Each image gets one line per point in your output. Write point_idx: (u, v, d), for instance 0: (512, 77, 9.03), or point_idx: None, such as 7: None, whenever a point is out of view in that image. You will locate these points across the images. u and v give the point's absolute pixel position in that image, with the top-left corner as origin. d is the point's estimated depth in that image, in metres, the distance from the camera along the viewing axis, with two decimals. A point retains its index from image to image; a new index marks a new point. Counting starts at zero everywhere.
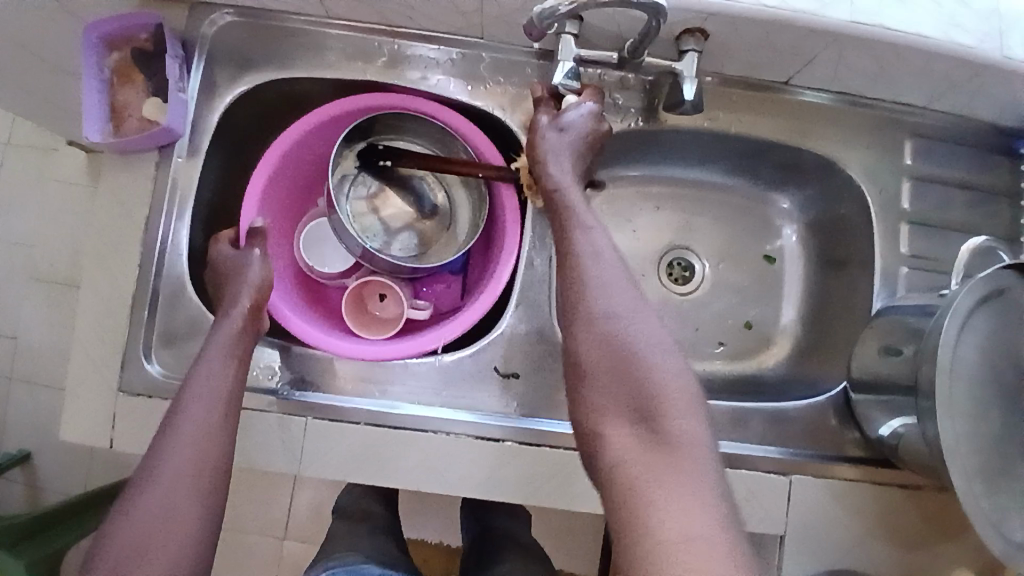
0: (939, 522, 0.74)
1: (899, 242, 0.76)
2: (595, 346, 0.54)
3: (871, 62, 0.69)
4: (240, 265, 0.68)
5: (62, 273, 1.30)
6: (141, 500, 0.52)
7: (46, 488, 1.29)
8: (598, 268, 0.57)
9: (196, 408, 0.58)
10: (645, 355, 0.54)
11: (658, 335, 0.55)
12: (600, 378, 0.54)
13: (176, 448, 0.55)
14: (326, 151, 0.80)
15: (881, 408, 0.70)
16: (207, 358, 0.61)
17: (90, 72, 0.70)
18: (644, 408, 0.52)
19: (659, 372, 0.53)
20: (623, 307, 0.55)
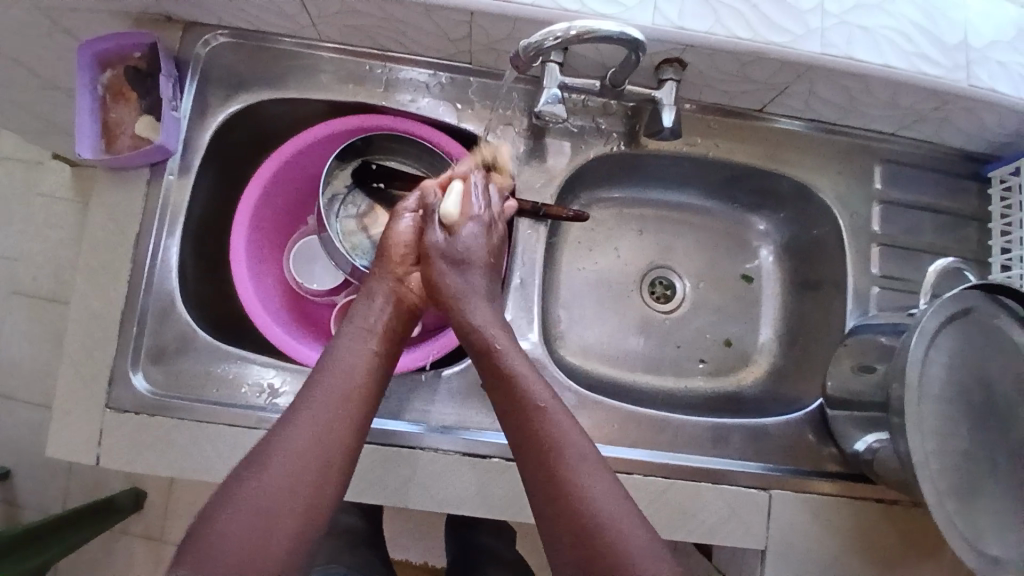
0: (914, 536, 0.76)
1: (871, 263, 0.79)
2: (538, 476, 0.55)
3: (841, 92, 0.72)
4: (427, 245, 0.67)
5: (44, 288, 1.29)
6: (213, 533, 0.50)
7: (23, 505, 1.27)
8: (527, 388, 0.59)
9: (282, 487, 0.51)
10: (606, 523, 0.52)
11: (590, 457, 0.56)
12: (564, 547, 0.53)
13: (276, 458, 0.53)
14: (317, 169, 0.82)
15: (855, 425, 0.72)
16: (342, 359, 0.60)
17: (84, 88, 0.70)
18: (595, 552, 0.51)
19: (601, 505, 0.53)
20: (563, 439, 0.56)
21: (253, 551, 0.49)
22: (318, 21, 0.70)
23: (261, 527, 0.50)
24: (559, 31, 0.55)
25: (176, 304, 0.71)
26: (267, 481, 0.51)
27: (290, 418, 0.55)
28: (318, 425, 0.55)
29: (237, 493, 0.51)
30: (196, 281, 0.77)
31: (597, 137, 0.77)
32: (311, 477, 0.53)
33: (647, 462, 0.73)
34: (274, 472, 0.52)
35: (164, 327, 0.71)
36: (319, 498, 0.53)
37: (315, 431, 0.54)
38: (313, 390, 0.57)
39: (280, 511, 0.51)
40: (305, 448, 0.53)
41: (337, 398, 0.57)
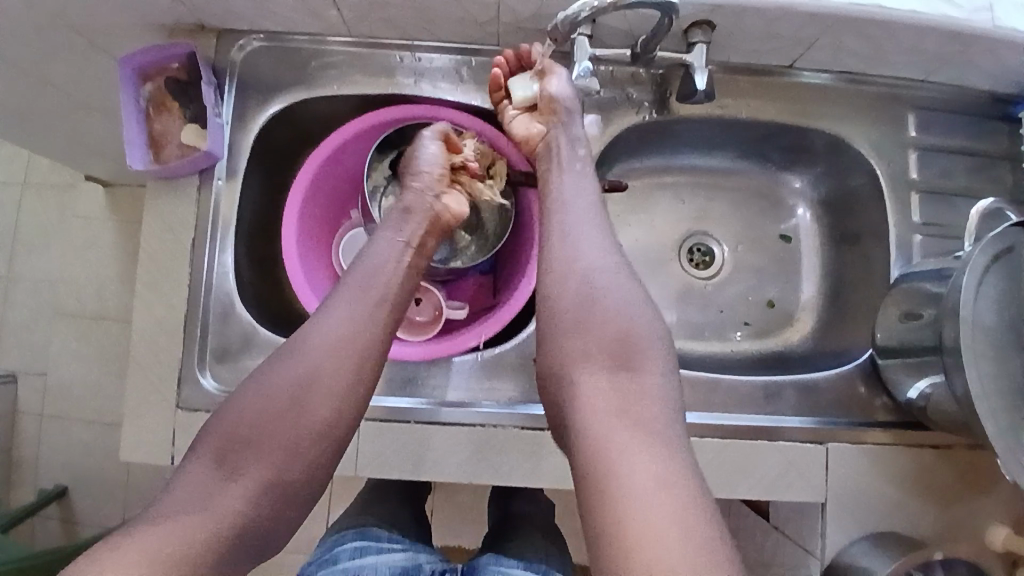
0: (973, 476, 0.76)
1: (911, 211, 0.79)
2: (575, 292, 0.60)
3: (869, 42, 0.72)
4: (417, 151, 0.73)
5: (87, 306, 1.32)
6: (291, 359, 0.57)
7: (84, 519, 1.31)
8: (578, 216, 0.64)
9: (346, 323, 0.58)
10: (623, 311, 0.58)
11: (630, 283, 0.60)
12: (578, 319, 0.59)
13: (345, 301, 0.60)
14: (353, 165, 0.83)
15: (907, 371, 0.72)
16: (397, 225, 0.68)
17: (128, 103, 0.73)
18: (613, 350, 0.57)
19: (629, 314, 0.58)
20: (607, 259, 0.61)
21: (306, 399, 0.56)
22: (348, 17, 0.71)
23: (309, 391, 0.56)
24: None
25: (235, 305, 0.74)
26: (314, 353, 0.57)
27: (337, 300, 0.60)
28: (363, 309, 0.60)
29: (291, 356, 0.57)
30: (253, 281, 0.79)
31: (628, 106, 0.78)
32: (365, 321, 0.59)
33: (702, 424, 0.74)
34: (343, 312, 0.59)
35: (226, 328, 0.74)
36: (363, 374, 0.58)
37: (363, 298, 0.60)
38: (376, 253, 0.64)
39: (330, 379, 0.56)
40: (350, 328, 0.58)
41: (381, 280, 0.62)
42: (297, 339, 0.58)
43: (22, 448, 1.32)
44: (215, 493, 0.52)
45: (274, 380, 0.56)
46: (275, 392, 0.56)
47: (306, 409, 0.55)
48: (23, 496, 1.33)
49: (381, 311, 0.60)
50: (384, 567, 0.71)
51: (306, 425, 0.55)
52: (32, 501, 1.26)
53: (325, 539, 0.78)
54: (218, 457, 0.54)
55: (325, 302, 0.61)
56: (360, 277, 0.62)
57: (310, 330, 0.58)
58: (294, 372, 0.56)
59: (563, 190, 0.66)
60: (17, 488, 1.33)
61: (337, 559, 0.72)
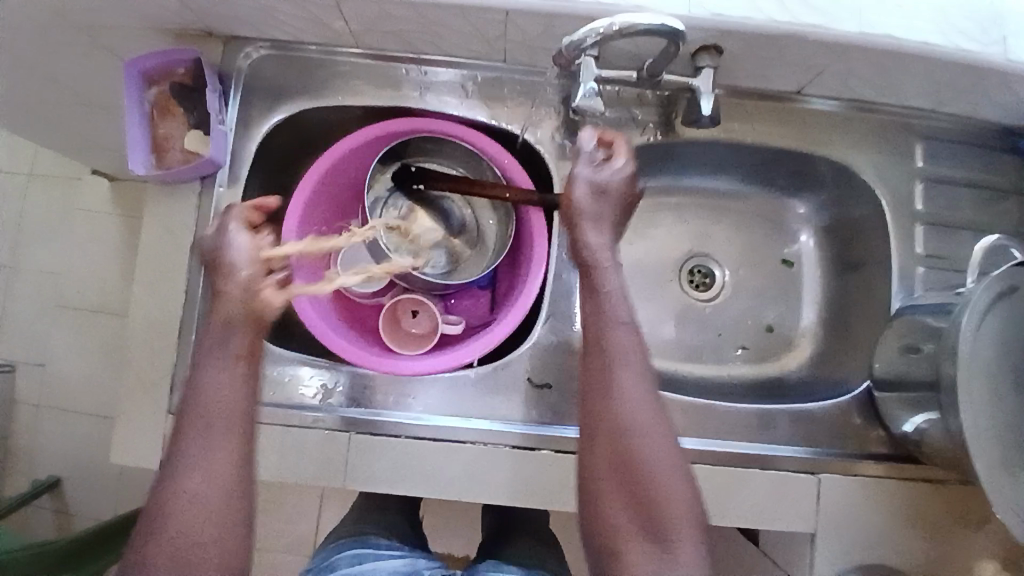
0: (964, 512, 0.76)
1: (914, 242, 0.78)
2: (614, 457, 0.54)
3: (879, 71, 0.71)
4: (224, 245, 0.55)
5: (89, 299, 1.33)
6: (162, 510, 0.50)
7: (76, 511, 1.31)
8: (624, 367, 0.56)
9: (206, 463, 0.51)
10: (661, 479, 0.54)
11: (668, 446, 0.55)
12: (613, 486, 0.54)
13: (198, 440, 0.51)
14: (355, 174, 0.83)
15: (903, 405, 0.72)
16: (209, 345, 0.54)
17: (132, 106, 0.73)
18: (649, 515, 0.53)
19: (666, 484, 0.54)
20: (649, 416, 0.55)
21: (188, 551, 0.50)
22: (355, 28, 0.71)
23: (194, 522, 0.50)
24: (601, 27, 0.56)
25: None
26: (185, 484, 0.50)
27: (191, 418, 0.52)
28: (219, 422, 0.52)
29: (161, 515, 0.50)
30: None
31: (634, 127, 0.78)
32: (223, 450, 0.52)
33: (695, 449, 0.74)
34: (198, 448, 0.51)
35: None
36: (235, 485, 0.52)
37: (213, 426, 0.52)
38: (204, 380, 0.53)
39: (207, 507, 0.50)
40: (213, 447, 0.52)
41: (224, 406, 0.52)
42: (167, 463, 0.52)
43: (18, 437, 1.33)
44: None
45: (153, 524, 0.50)
46: (159, 539, 0.50)
47: (192, 548, 0.50)
48: (16, 486, 1.33)
49: (236, 418, 0.53)
50: (384, 573, 0.71)
51: (197, 561, 0.50)
52: (25, 491, 1.26)
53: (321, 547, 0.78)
54: None
55: (175, 439, 0.52)
56: (209, 388, 0.53)
57: (173, 478, 0.51)
58: (169, 513, 0.50)
59: (602, 321, 0.57)
60: (11, 477, 1.33)
61: (336, 565, 0.71)
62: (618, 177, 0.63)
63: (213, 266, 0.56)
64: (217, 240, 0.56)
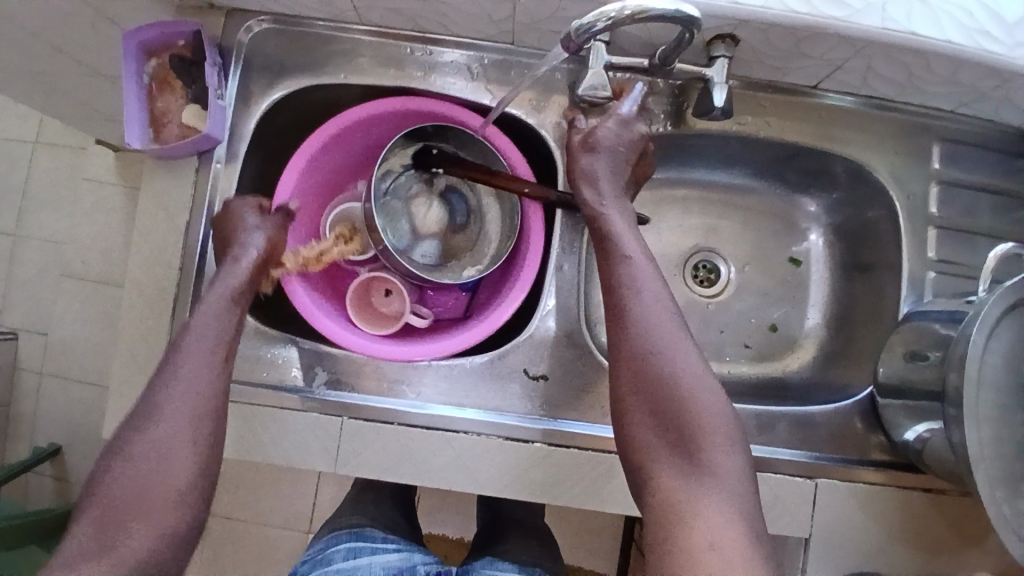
0: (960, 524, 0.75)
1: (927, 247, 0.76)
2: (634, 375, 0.58)
3: (900, 68, 0.69)
4: (244, 225, 0.68)
5: (92, 271, 1.32)
6: (150, 428, 0.56)
7: (75, 479, 1.32)
8: (638, 293, 0.60)
9: (196, 391, 0.58)
10: (688, 390, 0.56)
11: (691, 357, 0.58)
12: (641, 407, 0.57)
13: (186, 371, 0.58)
14: (349, 151, 0.82)
15: (906, 413, 0.70)
16: (208, 301, 0.63)
17: (131, 78, 0.71)
18: (678, 427, 0.56)
19: (691, 392, 0.56)
20: (668, 334, 0.58)
21: (168, 461, 0.55)
22: (359, 5, 0.69)
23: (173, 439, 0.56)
24: (612, 11, 0.53)
25: None
26: (170, 401, 0.57)
27: (182, 348, 0.59)
28: (204, 364, 0.59)
29: (148, 423, 0.56)
30: None
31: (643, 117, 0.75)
32: (214, 383, 0.59)
33: None
34: (193, 371, 0.58)
35: None
36: (209, 410, 0.58)
37: (207, 358, 0.59)
38: (196, 328, 0.61)
39: (184, 425, 0.56)
40: (202, 375, 0.59)
41: (223, 342, 0.61)
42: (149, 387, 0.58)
43: (20, 403, 1.34)
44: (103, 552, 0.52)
45: (132, 436, 0.56)
46: (144, 449, 0.55)
47: (170, 456, 0.55)
48: (17, 451, 1.34)
49: (219, 362, 0.60)
50: (378, 568, 0.72)
51: (172, 465, 0.55)
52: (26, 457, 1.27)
53: (321, 535, 0.80)
54: (94, 523, 0.53)
55: (161, 371, 0.58)
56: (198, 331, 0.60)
57: (164, 399, 0.57)
58: (154, 426, 0.56)
59: (618, 256, 0.62)
60: (12, 442, 1.34)
61: (330, 559, 0.73)
62: (632, 132, 0.69)
63: (230, 236, 0.68)
64: (239, 219, 0.68)
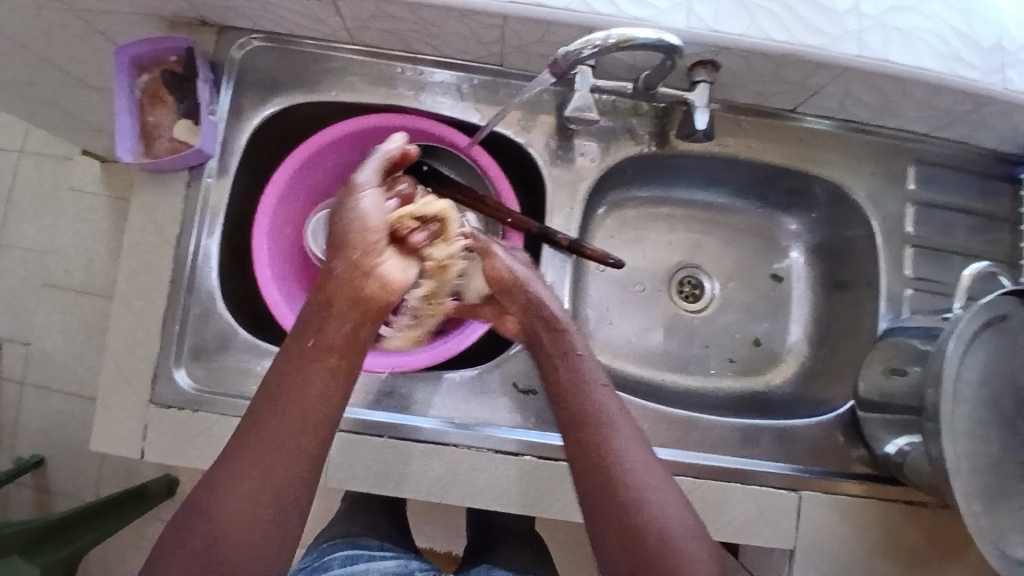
0: (939, 536, 0.77)
1: (903, 265, 0.78)
2: (616, 517, 0.56)
3: (877, 93, 0.71)
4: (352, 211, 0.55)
5: (77, 281, 1.31)
6: (252, 445, 0.53)
7: (58, 491, 1.31)
8: (616, 431, 0.60)
9: (297, 409, 0.53)
10: (669, 528, 0.56)
11: (670, 495, 0.58)
12: (620, 546, 0.56)
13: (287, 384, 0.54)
14: (332, 164, 0.81)
15: (886, 427, 0.72)
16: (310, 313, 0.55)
17: (122, 93, 0.71)
18: (663, 569, 0.54)
19: (675, 534, 0.56)
20: (650, 479, 0.58)
21: (268, 482, 0.52)
22: (352, 25, 0.70)
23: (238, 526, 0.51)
24: (598, 39, 0.55)
25: (216, 305, 0.73)
26: (269, 422, 0.53)
27: (288, 359, 0.55)
28: (298, 411, 0.53)
29: (249, 440, 0.53)
30: (233, 280, 0.79)
31: (628, 139, 0.77)
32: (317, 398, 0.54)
33: (670, 460, 0.74)
34: (292, 385, 0.54)
35: (205, 328, 0.73)
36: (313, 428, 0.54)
37: (313, 369, 0.54)
38: (301, 334, 0.55)
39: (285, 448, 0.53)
40: (304, 393, 0.54)
41: (333, 350, 0.54)
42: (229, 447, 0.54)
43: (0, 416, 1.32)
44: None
45: (238, 453, 0.53)
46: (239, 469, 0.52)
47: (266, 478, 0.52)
48: None
49: (314, 413, 0.54)
50: (376, 570, 0.71)
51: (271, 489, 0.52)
52: (7, 470, 1.25)
53: (311, 551, 0.79)
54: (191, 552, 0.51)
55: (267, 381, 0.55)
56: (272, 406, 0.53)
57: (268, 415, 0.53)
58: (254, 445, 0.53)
59: (581, 382, 0.63)
60: None
61: (327, 565, 0.72)
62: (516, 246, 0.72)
63: (342, 229, 0.55)
64: (343, 210, 0.56)
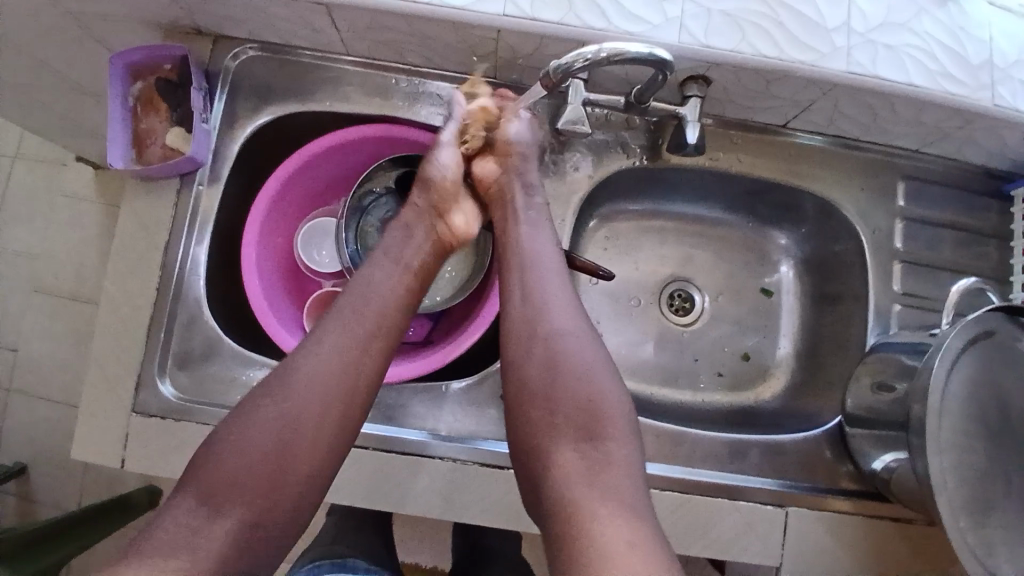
0: (928, 553, 0.76)
1: (892, 279, 0.79)
2: (544, 364, 0.60)
3: (865, 110, 0.72)
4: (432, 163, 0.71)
5: (67, 287, 1.31)
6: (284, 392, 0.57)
7: (41, 500, 1.29)
8: (550, 289, 0.64)
9: (338, 361, 0.58)
10: (590, 377, 0.60)
11: (590, 348, 0.62)
12: (542, 392, 0.59)
13: (331, 335, 0.59)
14: (324, 173, 0.81)
15: (873, 442, 0.72)
16: (378, 263, 0.66)
17: (116, 100, 0.71)
18: (581, 413, 0.58)
19: (598, 385, 0.59)
20: (578, 334, 0.62)
21: (295, 430, 0.56)
22: (346, 36, 0.71)
23: (277, 453, 0.55)
24: (589, 53, 0.56)
25: (202, 313, 0.73)
26: (305, 371, 0.58)
27: (334, 315, 0.61)
28: (338, 368, 0.58)
29: (287, 378, 0.57)
30: (222, 289, 0.78)
31: (619, 152, 0.77)
32: (357, 353, 0.59)
33: (658, 475, 0.74)
34: (337, 343, 0.59)
35: (191, 335, 0.72)
36: (343, 385, 0.58)
37: (361, 326, 0.60)
38: (355, 291, 0.63)
39: (314, 398, 0.57)
40: (344, 345, 0.59)
41: (378, 309, 0.62)
42: (278, 373, 0.58)
43: None
44: (197, 531, 0.52)
45: (269, 394, 0.57)
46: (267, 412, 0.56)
47: (291, 425, 0.56)
48: None
49: (348, 378, 0.58)
50: None
51: (293, 439, 0.55)
52: None
53: (297, 567, 0.77)
54: (197, 496, 0.53)
55: (310, 337, 0.60)
56: (331, 350, 0.59)
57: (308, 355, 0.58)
58: (289, 390, 0.57)
59: (529, 245, 0.67)
60: None
61: None
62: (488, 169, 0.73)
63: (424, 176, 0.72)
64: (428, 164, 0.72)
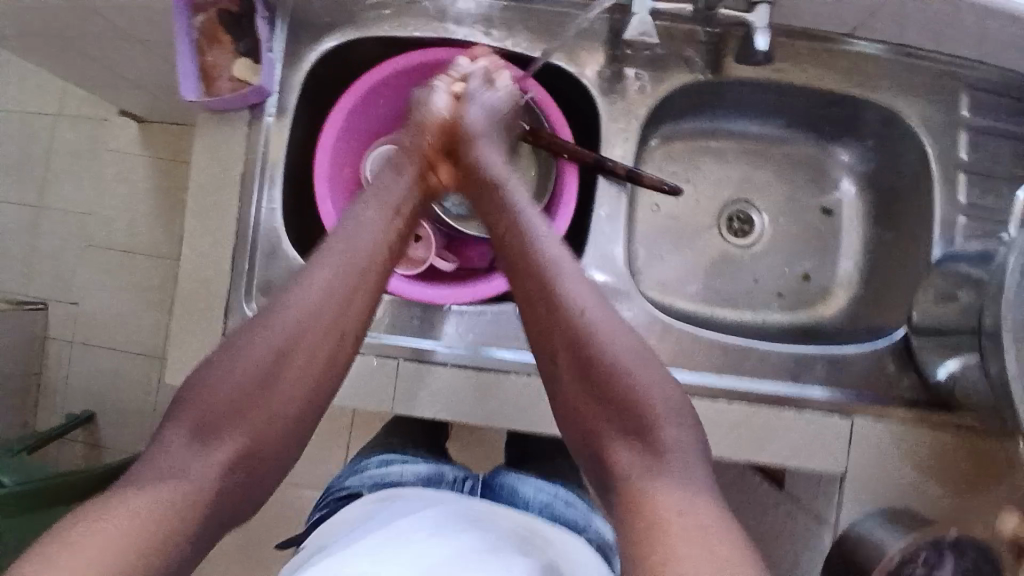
0: (992, 461, 0.77)
1: (958, 192, 0.78)
2: (571, 360, 0.56)
3: (936, 14, 0.70)
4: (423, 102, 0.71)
5: (118, 241, 1.34)
6: (262, 333, 0.55)
7: (106, 445, 1.35)
8: (560, 274, 0.58)
9: (323, 299, 0.57)
10: (628, 369, 0.55)
11: (621, 330, 0.57)
12: (582, 393, 0.56)
13: (321, 268, 0.58)
14: (388, 105, 0.83)
15: (938, 350, 0.74)
16: (364, 203, 0.62)
17: (182, 32, 0.72)
18: (618, 402, 0.55)
19: (634, 373, 0.55)
20: (600, 314, 0.56)
21: (281, 370, 0.55)
22: None
23: (263, 395, 0.54)
24: None
25: (281, 240, 0.75)
26: (289, 307, 0.56)
27: (324, 252, 0.59)
28: (325, 316, 0.56)
29: (270, 313, 0.56)
30: (294, 219, 0.80)
31: (682, 66, 0.77)
32: (344, 288, 0.57)
33: (728, 387, 0.76)
34: (321, 285, 0.57)
35: (270, 265, 0.75)
36: (331, 321, 0.57)
37: (350, 259, 0.58)
38: (343, 232, 0.60)
39: (299, 334, 0.56)
40: (335, 278, 0.57)
41: (365, 245, 0.59)
42: (266, 309, 0.57)
43: (50, 373, 1.36)
44: (187, 465, 0.51)
45: (248, 337, 0.56)
46: (249, 353, 0.55)
47: (280, 374, 0.55)
48: (50, 420, 1.36)
49: (337, 324, 0.57)
50: (408, 473, 0.74)
51: (283, 382, 0.55)
52: (60, 424, 1.29)
53: (362, 453, 0.84)
54: (187, 428, 0.53)
55: (292, 281, 0.58)
56: (324, 277, 0.57)
57: (293, 293, 0.57)
58: (274, 329, 0.56)
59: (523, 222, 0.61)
60: (44, 412, 1.37)
61: (364, 468, 0.77)
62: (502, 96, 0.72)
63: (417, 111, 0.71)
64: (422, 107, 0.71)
